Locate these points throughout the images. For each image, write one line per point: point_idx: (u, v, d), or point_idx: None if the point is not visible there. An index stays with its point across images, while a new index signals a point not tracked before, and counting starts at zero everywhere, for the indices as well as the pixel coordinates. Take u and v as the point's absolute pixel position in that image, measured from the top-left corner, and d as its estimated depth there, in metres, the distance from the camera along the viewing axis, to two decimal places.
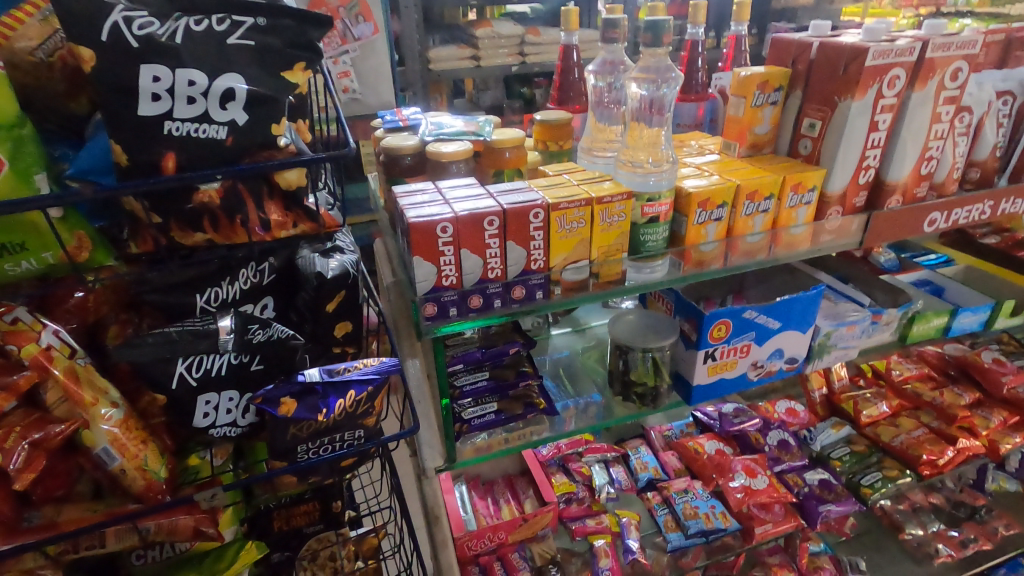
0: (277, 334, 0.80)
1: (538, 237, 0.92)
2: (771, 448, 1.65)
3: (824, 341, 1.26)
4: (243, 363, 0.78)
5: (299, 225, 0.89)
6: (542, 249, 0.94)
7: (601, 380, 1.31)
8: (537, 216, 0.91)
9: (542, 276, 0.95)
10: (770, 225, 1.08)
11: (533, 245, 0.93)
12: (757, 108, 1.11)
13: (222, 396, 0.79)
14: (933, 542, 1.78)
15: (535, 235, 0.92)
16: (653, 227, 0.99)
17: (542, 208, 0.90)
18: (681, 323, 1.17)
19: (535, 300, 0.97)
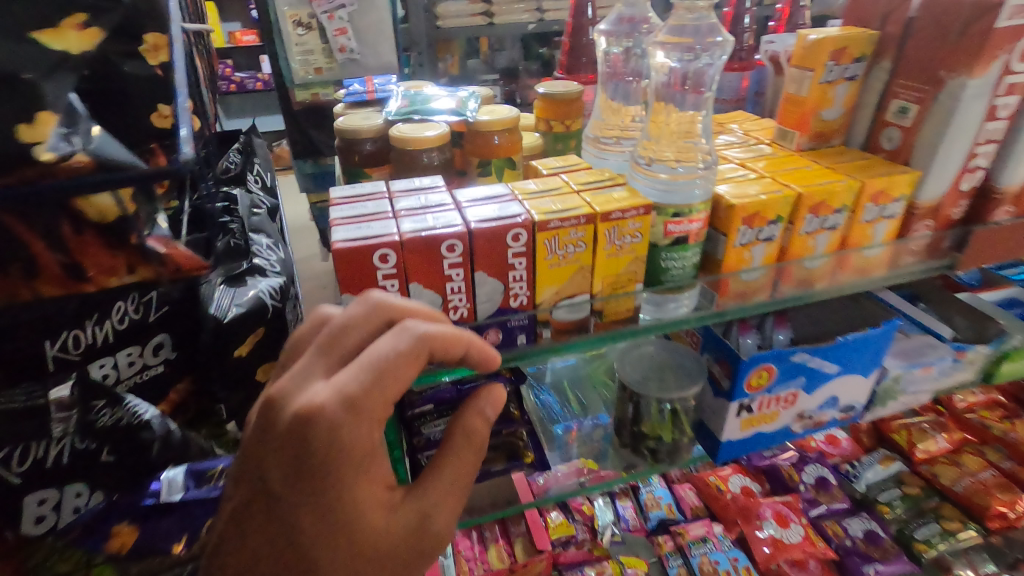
0: (131, 416, 0.66)
1: (520, 267, 0.67)
2: (806, 488, 1.42)
3: (892, 386, 0.99)
4: (88, 449, 0.63)
5: (135, 271, 0.64)
6: (526, 281, 0.69)
7: (612, 395, 1.07)
8: (518, 238, 0.65)
9: (526, 316, 0.70)
10: (837, 245, 0.81)
11: (512, 277, 0.68)
12: (828, 85, 0.83)
13: (63, 492, 0.62)
14: None
15: (516, 262, 0.67)
16: (678, 251, 0.73)
17: (524, 227, 0.65)
18: (709, 364, 0.92)
19: (515, 346, 0.73)
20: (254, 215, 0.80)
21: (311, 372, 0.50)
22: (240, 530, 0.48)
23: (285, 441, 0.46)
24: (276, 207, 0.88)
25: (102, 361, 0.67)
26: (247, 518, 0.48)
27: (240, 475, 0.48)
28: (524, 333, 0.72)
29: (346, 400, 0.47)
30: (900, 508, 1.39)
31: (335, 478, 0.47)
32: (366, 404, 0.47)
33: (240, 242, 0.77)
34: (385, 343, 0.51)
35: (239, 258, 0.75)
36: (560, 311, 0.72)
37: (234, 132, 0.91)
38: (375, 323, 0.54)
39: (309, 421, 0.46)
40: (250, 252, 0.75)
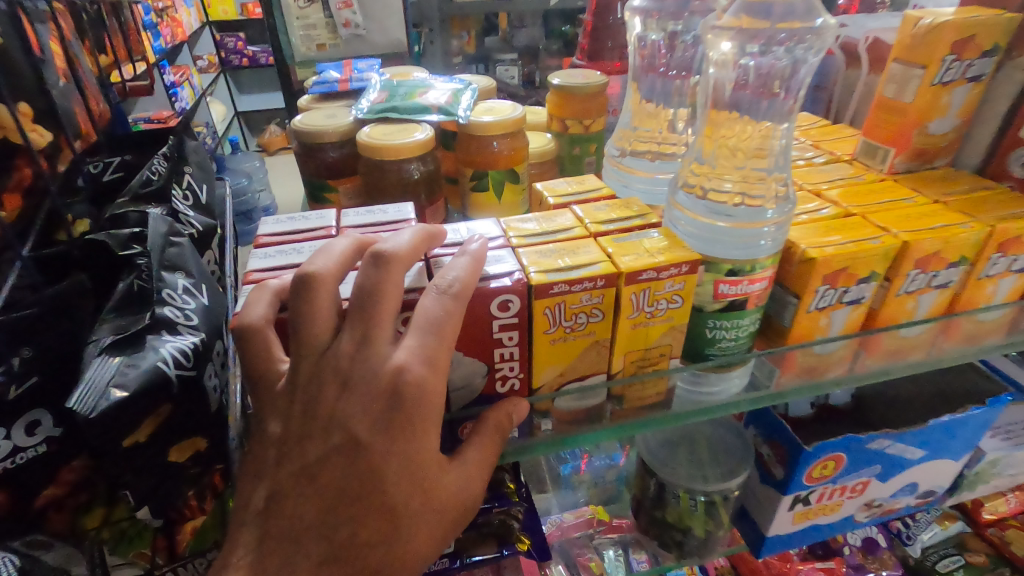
0: None
1: (511, 343, 0.48)
2: (852, 552, 1.20)
3: (986, 469, 0.79)
4: None
5: None
6: (518, 361, 0.49)
7: None
8: (507, 306, 0.46)
9: (518, 406, 0.51)
10: (945, 306, 0.60)
11: (499, 356, 0.49)
12: (942, 88, 0.61)
13: None
14: None
15: (503, 337, 0.47)
16: (731, 318, 0.53)
17: (516, 292, 0.45)
18: (755, 441, 0.73)
19: (504, 441, 0.54)
20: (171, 245, 0.61)
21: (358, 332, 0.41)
22: (308, 480, 0.40)
23: (378, 386, 0.40)
24: (213, 228, 0.69)
25: None
26: (317, 468, 0.41)
27: (301, 429, 0.41)
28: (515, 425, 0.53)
29: (426, 353, 0.41)
30: None
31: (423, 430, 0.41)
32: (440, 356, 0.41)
33: (147, 284, 0.58)
34: (402, 278, 0.42)
35: (144, 307, 0.57)
36: (564, 399, 0.53)
37: (163, 132, 0.73)
38: (408, 255, 0.43)
39: (399, 385, 0.40)
40: (156, 299, 0.56)
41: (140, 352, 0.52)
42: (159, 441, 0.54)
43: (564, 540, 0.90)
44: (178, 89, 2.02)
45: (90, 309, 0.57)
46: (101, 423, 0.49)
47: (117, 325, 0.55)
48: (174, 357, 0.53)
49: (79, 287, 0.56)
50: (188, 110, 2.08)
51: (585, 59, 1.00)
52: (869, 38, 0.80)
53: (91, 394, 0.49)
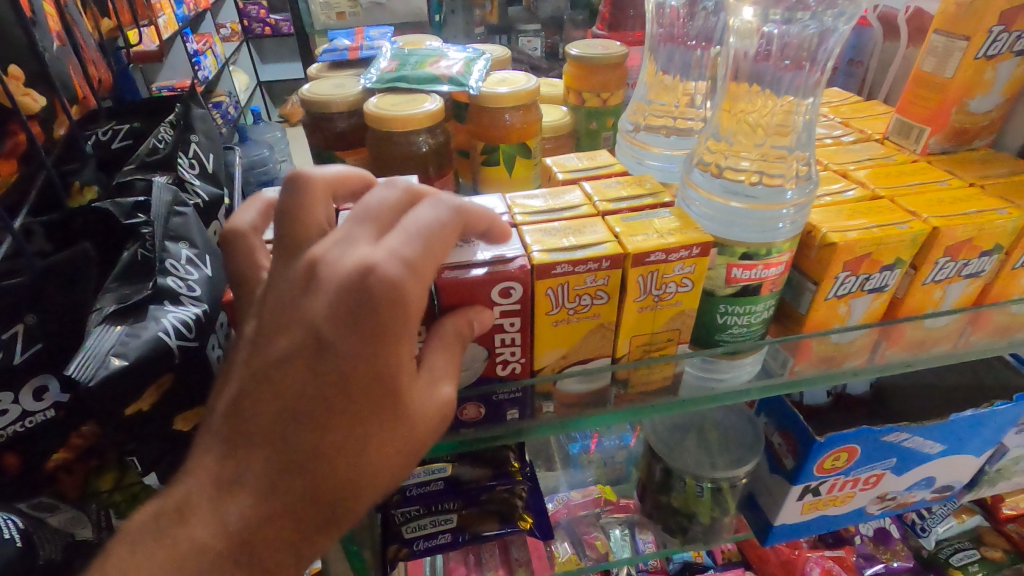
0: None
1: (512, 329, 0.46)
2: (863, 541, 1.21)
3: (1008, 466, 0.76)
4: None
5: None
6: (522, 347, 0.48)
7: None
8: (509, 292, 0.44)
9: (519, 388, 0.50)
10: (974, 297, 0.57)
11: (499, 342, 0.47)
12: (986, 63, 0.57)
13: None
14: None
15: (504, 323, 0.46)
16: (745, 304, 0.51)
17: (520, 278, 0.44)
18: (766, 429, 0.71)
19: (505, 421, 0.53)
20: (175, 215, 0.60)
21: (349, 233, 0.38)
22: (264, 383, 0.35)
23: (349, 282, 0.35)
24: (219, 199, 0.68)
25: None
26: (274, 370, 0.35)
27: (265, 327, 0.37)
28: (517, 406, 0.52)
29: (406, 257, 0.36)
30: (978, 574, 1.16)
31: (405, 342, 0.36)
32: (430, 269, 0.37)
33: (151, 253, 0.57)
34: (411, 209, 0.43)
35: (147, 277, 0.56)
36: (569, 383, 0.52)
37: (168, 99, 0.72)
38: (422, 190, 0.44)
39: (373, 279, 0.35)
40: (159, 269, 0.56)
41: (143, 323, 0.52)
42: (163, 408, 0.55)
43: (572, 518, 0.89)
44: (202, 58, 2.02)
45: (94, 277, 0.56)
46: (102, 392, 0.50)
47: (120, 294, 0.55)
48: (176, 328, 0.53)
49: (84, 254, 0.55)
50: (210, 79, 2.08)
51: (606, 29, 0.96)
52: (910, 9, 0.76)
53: (90, 362, 0.49)
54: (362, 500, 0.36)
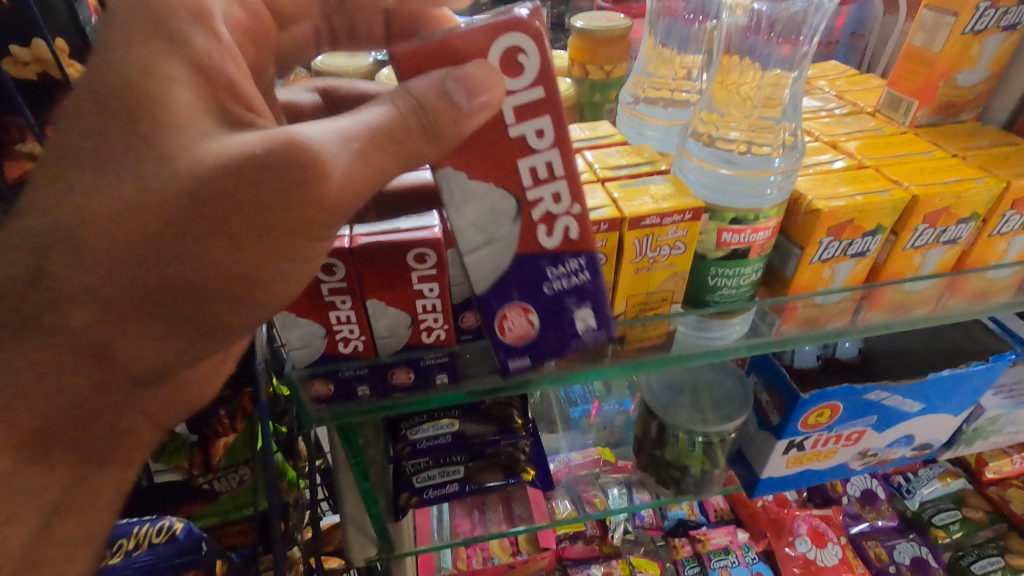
0: None
1: (548, 169, 0.42)
2: (850, 501, 1.26)
3: (985, 426, 0.80)
4: None
5: None
6: (574, 218, 0.44)
7: None
8: (519, 67, 0.39)
9: (577, 259, 0.46)
10: (952, 263, 0.60)
11: (534, 177, 0.42)
12: (973, 38, 0.59)
13: None
14: None
15: (540, 189, 0.43)
16: (734, 267, 0.55)
17: (541, 79, 0.40)
18: (755, 388, 0.75)
19: (567, 328, 0.48)
20: None
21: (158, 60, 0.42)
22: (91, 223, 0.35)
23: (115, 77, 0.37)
24: None
25: None
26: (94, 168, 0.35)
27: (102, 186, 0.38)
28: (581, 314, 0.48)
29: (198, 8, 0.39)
30: (959, 533, 1.22)
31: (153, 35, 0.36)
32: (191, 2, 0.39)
33: None
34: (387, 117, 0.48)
35: None
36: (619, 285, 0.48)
37: None
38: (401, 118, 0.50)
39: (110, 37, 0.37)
40: None
41: None
42: None
43: (572, 476, 0.95)
44: None
45: None
46: None
47: None
48: None
49: None
50: None
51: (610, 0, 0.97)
52: None
53: None
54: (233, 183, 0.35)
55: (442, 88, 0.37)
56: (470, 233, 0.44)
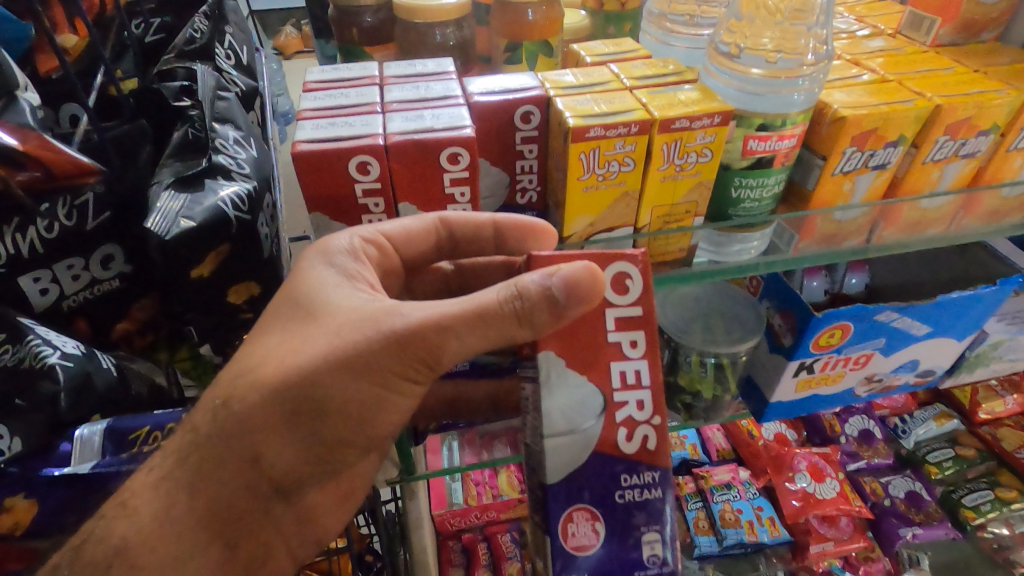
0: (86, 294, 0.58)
1: (631, 366, 0.47)
2: (848, 441, 1.28)
3: (987, 352, 0.83)
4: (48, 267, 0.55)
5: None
6: (653, 428, 0.47)
7: None
8: (625, 290, 0.48)
9: (655, 471, 0.47)
10: (967, 179, 0.61)
11: (618, 376, 0.47)
12: None
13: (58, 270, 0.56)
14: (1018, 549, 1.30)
15: (627, 393, 0.47)
16: (757, 178, 0.55)
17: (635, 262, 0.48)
18: (768, 313, 0.77)
19: (626, 554, 0.46)
20: (219, 99, 0.63)
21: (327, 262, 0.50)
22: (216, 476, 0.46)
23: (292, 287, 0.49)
24: (255, 90, 0.71)
25: (35, 275, 0.55)
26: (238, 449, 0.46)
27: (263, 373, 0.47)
28: (649, 541, 0.46)
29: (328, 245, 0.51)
30: (951, 469, 1.26)
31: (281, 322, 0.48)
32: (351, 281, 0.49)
33: (201, 134, 0.61)
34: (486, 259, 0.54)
35: (200, 154, 0.60)
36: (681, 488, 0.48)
37: None
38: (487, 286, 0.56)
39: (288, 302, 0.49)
40: (211, 147, 0.60)
41: (202, 192, 0.57)
42: (220, 278, 0.60)
43: None
44: None
45: (151, 154, 0.60)
46: (171, 252, 0.55)
47: (181, 166, 0.59)
48: (233, 199, 0.57)
49: (141, 130, 0.60)
50: None
51: None
52: None
53: (164, 218, 0.54)
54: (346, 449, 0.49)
55: (548, 288, 0.43)
56: (558, 418, 0.46)
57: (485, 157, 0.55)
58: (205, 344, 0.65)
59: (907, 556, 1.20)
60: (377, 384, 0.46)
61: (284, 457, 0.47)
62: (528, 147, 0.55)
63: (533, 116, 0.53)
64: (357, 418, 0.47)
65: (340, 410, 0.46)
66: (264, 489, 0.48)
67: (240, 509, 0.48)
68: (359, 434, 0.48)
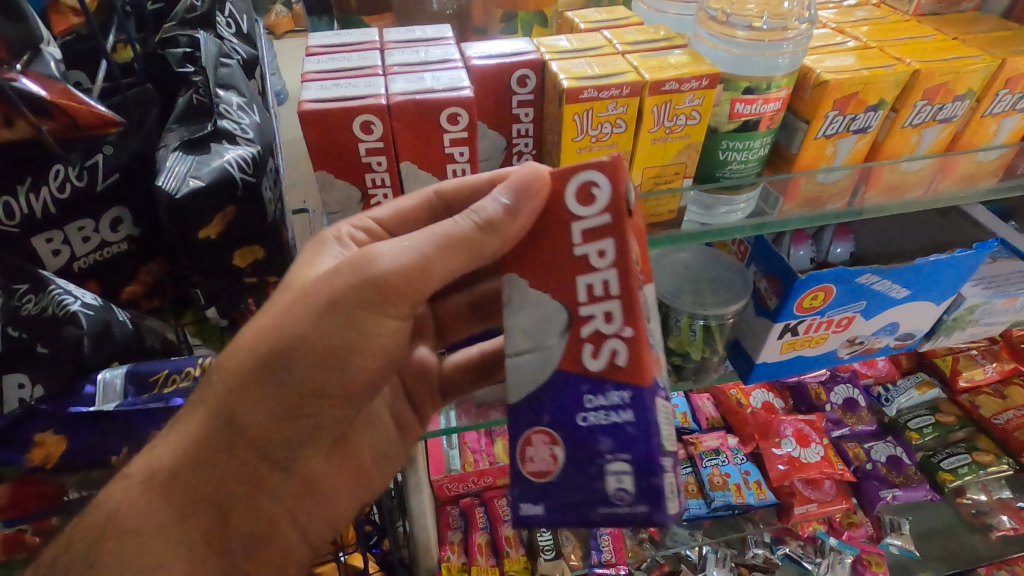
0: (100, 255, 0.60)
1: (597, 274, 0.45)
2: (833, 408, 1.30)
3: (964, 316, 0.86)
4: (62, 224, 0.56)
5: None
6: (621, 342, 0.46)
7: None
8: (591, 199, 0.44)
9: (629, 393, 0.46)
10: (944, 144, 0.64)
11: (589, 292, 0.45)
12: None
13: (70, 231, 0.57)
14: (996, 513, 1.35)
15: (593, 306, 0.46)
16: (744, 141, 0.58)
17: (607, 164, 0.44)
18: (755, 278, 0.80)
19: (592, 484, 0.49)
20: (222, 66, 0.65)
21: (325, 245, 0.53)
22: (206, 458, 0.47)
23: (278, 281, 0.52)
24: (256, 58, 0.73)
25: (47, 235, 0.56)
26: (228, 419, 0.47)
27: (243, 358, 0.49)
28: (616, 473, 0.48)
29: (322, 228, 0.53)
30: (931, 435, 1.29)
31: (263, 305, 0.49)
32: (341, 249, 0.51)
33: (205, 99, 0.62)
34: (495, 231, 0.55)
35: (205, 119, 0.62)
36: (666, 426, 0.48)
37: None
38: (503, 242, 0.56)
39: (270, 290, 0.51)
40: (215, 112, 0.61)
41: (209, 155, 0.59)
42: (226, 241, 0.61)
43: None
44: None
45: (157, 119, 0.62)
46: (180, 212, 0.56)
47: (187, 130, 0.61)
48: (238, 162, 0.59)
49: (148, 94, 0.61)
50: None
51: None
52: None
53: (173, 179, 0.56)
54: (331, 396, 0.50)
55: (504, 205, 0.45)
56: (519, 338, 0.47)
57: (482, 120, 0.57)
58: (211, 308, 0.66)
59: (889, 522, 1.31)
60: (353, 320, 0.48)
61: (267, 416, 0.48)
62: (524, 110, 0.57)
63: (529, 80, 0.55)
64: (337, 356, 0.48)
65: (318, 349, 0.47)
66: (249, 449, 0.48)
67: (227, 472, 0.48)
68: (339, 378, 0.49)
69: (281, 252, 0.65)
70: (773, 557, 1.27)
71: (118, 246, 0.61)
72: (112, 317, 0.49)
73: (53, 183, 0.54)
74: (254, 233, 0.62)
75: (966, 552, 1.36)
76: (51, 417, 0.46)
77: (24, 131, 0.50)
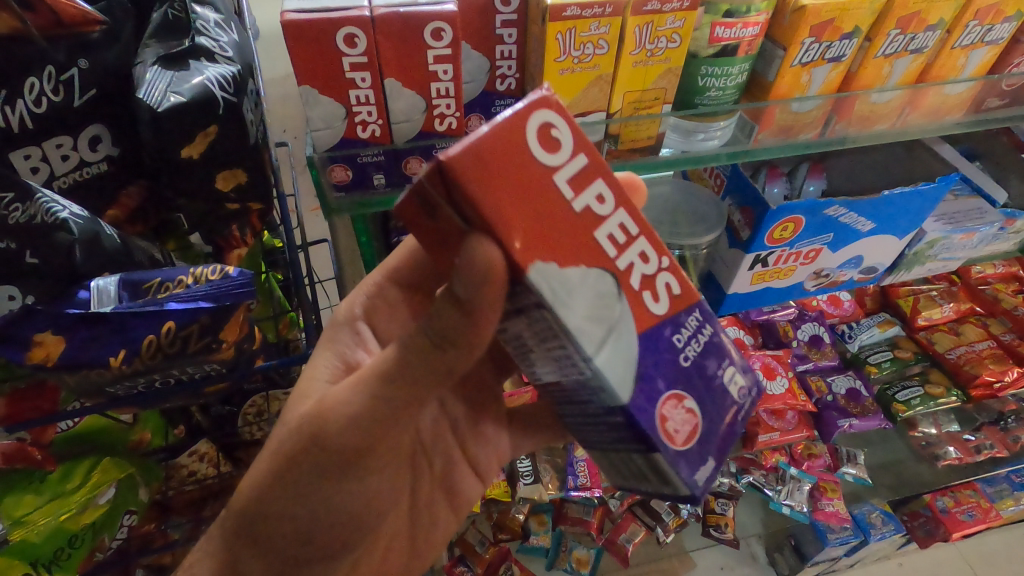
0: (75, 177, 0.59)
1: None
2: (799, 345, 1.34)
3: (924, 251, 0.90)
4: (35, 139, 0.55)
5: None
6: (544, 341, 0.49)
7: None
8: None
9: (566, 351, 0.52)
10: (912, 76, 0.66)
11: None
12: None
13: (46, 146, 0.56)
14: (942, 443, 1.43)
15: None
16: (722, 66, 0.59)
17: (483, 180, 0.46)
18: (729, 210, 0.83)
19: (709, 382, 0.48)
20: None
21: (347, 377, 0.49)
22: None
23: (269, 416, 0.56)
24: None
25: (26, 151, 0.55)
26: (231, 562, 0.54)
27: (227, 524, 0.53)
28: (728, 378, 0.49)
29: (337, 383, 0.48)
30: (888, 369, 1.36)
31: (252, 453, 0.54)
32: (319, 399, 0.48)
33: (182, 14, 0.61)
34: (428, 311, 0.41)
35: (182, 35, 0.61)
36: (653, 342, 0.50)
37: None
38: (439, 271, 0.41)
39: None
40: (193, 29, 0.60)
41: (189, 71, 0.58)
42: (209, 163, 0.60)
43: None
44: None
45: (134, 34, 0.60)
46: (162, 126, 0.56)
47: (162, 47, 0.59)
48: (218, 80, 0.58)
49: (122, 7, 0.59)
50: None
51: None
52: None
53: (153, 93, 0.56)
54: (319, 528, 0.53)
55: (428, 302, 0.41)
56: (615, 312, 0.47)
57: (465, 40, 0.57)
58: (195, 233, 0.67)
59: (845, 453, 1.40)
60: (316, 474, 0.49)
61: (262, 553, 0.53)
62: (508, 31, 0.57)
63: None
64: (298, 518, 0.52)
65: (283, 515, 0.52)
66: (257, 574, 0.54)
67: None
68: (319, 535, 0.54)
69: (264, 175, 0.65)
70: (737, 485, 1.36)
71: (96, 167, 0.60)
72: (101, 229, 0.49)
73: (23, 94, 0.53)
74: (234, 156, 0.61)
75: (913, 479, 1.48)
76: (50, 316, 0.46)
77: (9, 25, 0.51)
